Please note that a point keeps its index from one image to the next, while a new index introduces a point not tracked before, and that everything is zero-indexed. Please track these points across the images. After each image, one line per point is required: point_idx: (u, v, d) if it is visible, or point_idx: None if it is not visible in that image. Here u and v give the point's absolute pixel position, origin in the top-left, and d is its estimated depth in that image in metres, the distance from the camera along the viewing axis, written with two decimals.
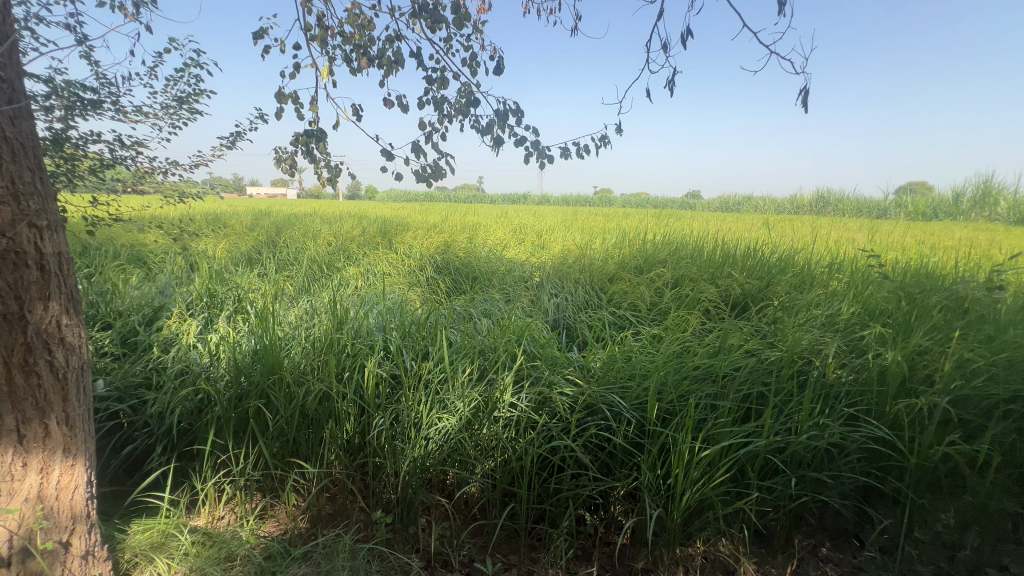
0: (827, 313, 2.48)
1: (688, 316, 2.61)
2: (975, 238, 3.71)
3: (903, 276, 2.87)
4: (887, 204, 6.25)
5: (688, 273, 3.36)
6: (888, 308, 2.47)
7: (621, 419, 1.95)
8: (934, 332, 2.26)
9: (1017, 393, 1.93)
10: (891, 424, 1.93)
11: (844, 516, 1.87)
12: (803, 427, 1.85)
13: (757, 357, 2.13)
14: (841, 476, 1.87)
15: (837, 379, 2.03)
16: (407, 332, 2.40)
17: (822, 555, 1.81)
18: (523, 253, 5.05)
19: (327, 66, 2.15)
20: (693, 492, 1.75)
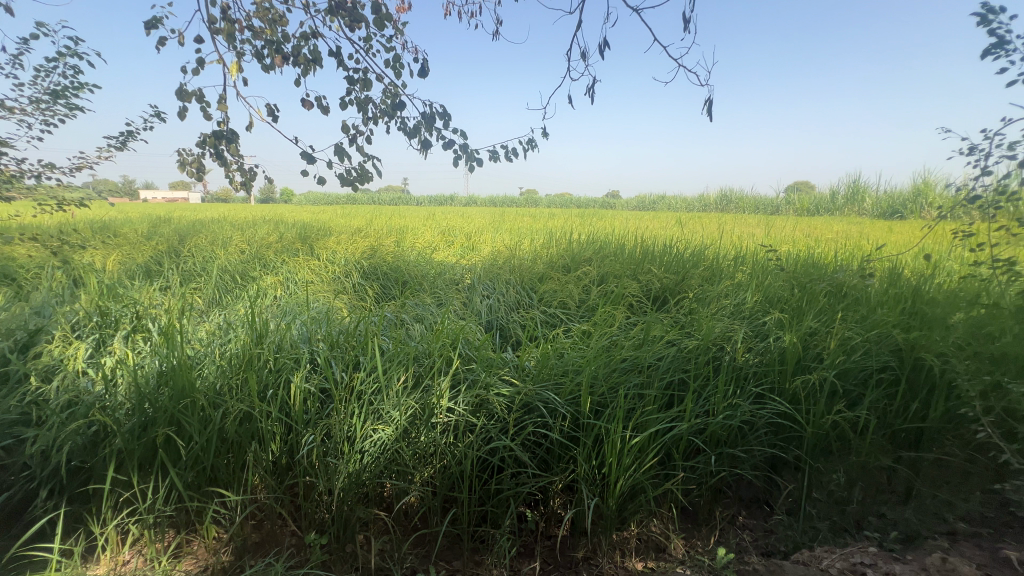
0: (735, 302, 2.73)
1: (614, 311, 2.75)
2: (849, 231, 4.26)
3: (795, 266, 3.23)
4: (779, 202, 7.00)
5: (612, 270, 3.54)
6: (784, 295, 2.77)
7: (557, 414, 2.01)
8: (821, 314, 2.57)
9: (886, 364, 2.25)
10: (791, 399, 2.16)
11: (757, 486, 2.07)
12: (719, 408, 2.02)
13: (677, 346, 2.30)
14: (753, 450, 2.07)
15: (746, 362, 2.24)
16: (336, 342, 2.30)
17: (740, 523, 1.98)
18: (453, 255, 5.03)
19: (238, 63, 2.09)
20: (626, 478, 1.85)
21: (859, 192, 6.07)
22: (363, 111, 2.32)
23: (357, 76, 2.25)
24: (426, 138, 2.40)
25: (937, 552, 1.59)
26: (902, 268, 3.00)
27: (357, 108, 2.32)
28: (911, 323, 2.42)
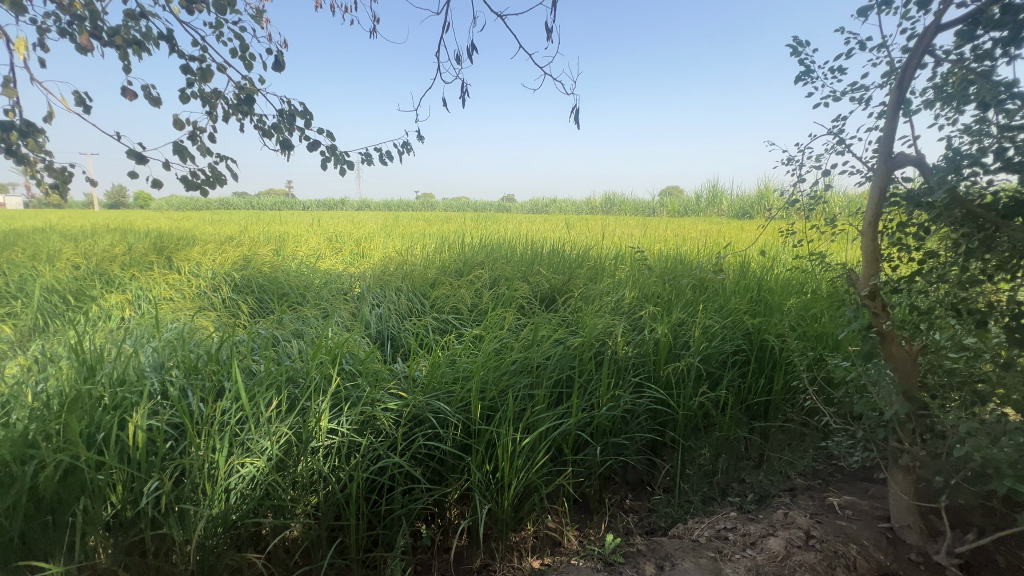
0: (615, 298, 2.91)
1: (505, 313, 2.78)
2: (709, 231, 4.80)
3: (666, 263, 3.55)
4: (654, 204, 7.71)
5: (504, 273, 3.58)
6: (657, 289, 3.02)
7: (448, 424, 1.96)
8: (687, 306, 2.85)
9: (739, 347, 2.55)
10: (664, 385, 2.36)
11: (640, 469, 2.23)
12: (603, 401, 2.13)
13: (563, 345, 2.38)
14: (634, 436, 2.23)
15: (625, 354, 2.39)
16: (192, 368, 2.01)
17: (627, 506, 2.10)
18: (340, 263, 4.73)
19: (24, 39, 1.71)
20: (520, 480, 1.87)
21: (718, 196, 6.87)
22: (209, 105, 2.07)
23: (198, 66, 2.00)
24: (287, 138, 2.22)
25: (783, 508, 1.83)
26: (749, 261, 3.45)
27: (201, 101, 2.05)
28: (757, 309, 2.78)
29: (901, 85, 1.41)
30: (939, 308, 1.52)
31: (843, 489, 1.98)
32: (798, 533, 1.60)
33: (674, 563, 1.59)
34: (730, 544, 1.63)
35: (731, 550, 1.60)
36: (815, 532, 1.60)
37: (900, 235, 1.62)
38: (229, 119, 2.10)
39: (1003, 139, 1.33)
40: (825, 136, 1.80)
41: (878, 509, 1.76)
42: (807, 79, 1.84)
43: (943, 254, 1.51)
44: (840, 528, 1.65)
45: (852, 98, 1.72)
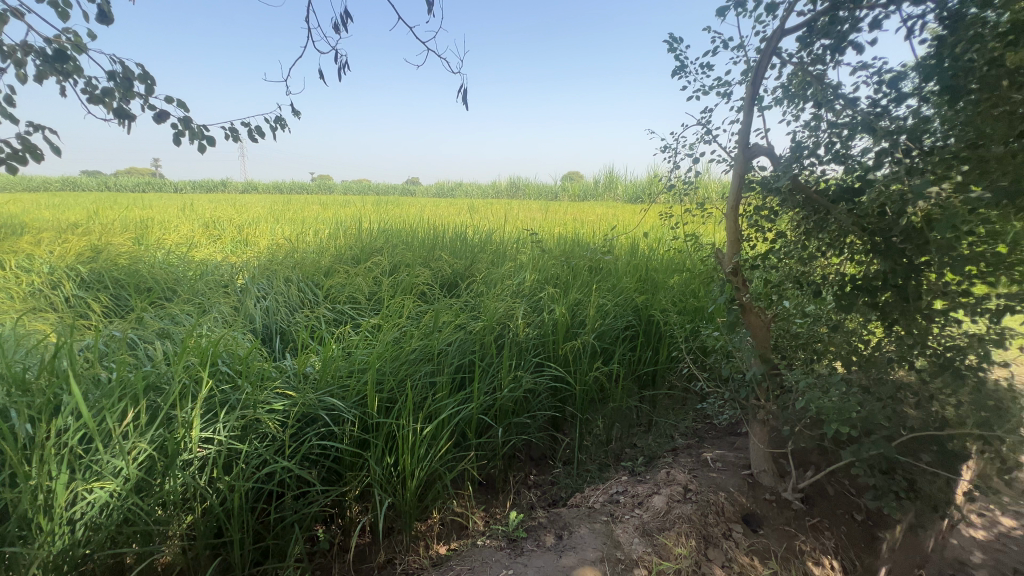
0: (518, 281, 2.93)
1: (404, 300, 2.67)
2: (605, 214, 5.05)
3: (564, 246, 3.66)
4: (556, 188, 7.91)
5: (403, 259, 3.45)
6: (556, 271, 3.10)
7: (343, 420, 1.86)
8: (583, 286, 2.97)
9: (629, 322, 2.72)
10: (563, 363, 2.45)
11: (542, 445, 2.32)
12: (504, 384, 2.16)
13: (465, 329, 2.35)
14: (535, 414, 2.30)
15: (526, 336, 2.42)
16: (17, 382, 1.66)
17: (531, 482, 2.18)
18: (218, 252, 4.22)
19: None
20: (422, 470, 1.84)
21: (614, 181, 7.23)
22: (9, 60, 1.66)
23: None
24: (125, 108, 1.87)
25: (666, 466, 2.01)
26: (638, 243, 3.68)
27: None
28: (644, 287, 2.98)
29: (755, 83, 1.56)
30: (786, 281, 1.75)
31: (715, 443, 2.22)
32: (677, 488, 1.76)
33: (571, 531, 1.67)
34: (621, 506, 1.75)
35: (622, 512, 1.71)
36: (691, 486, 1.78)
37: (756, 217, 1.83)
38: (41, 80, 1.71)
39: (832, 135, 1.54)
40: (697, 126, 1.95)
41: (742, 458, 2.01)
42: (681, 73, 1.96)
43: (789, 233, 1.72)
44: (711, 479, 1.85)
45: (718, 93, 1.87)
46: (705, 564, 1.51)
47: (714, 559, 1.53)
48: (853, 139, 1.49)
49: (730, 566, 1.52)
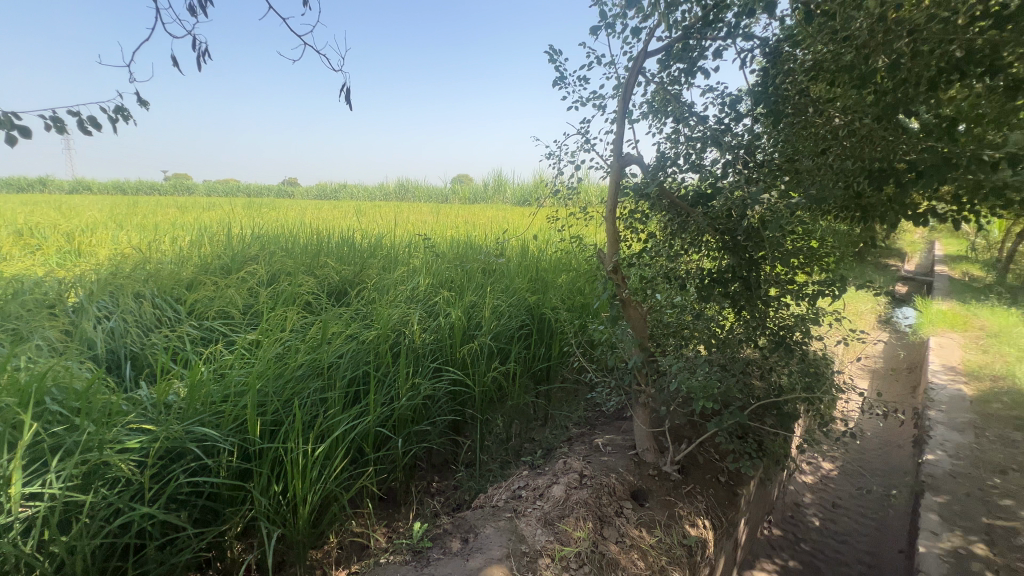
0: (411, 286, 2.86)
1: (286, 312, 2.45)
2: (495, 217, 5.15)
3: (457, 249, 3.66)
4: (446, 191, 7.86)
5: (283, 267, 3.17)
6: (450, 274, 3.08)
7: (219, 451, 1.66)
8: (477, 288, 3.00)
9: (523, 322, 2.82)
10: (461, 367, 2.45)
11: (443, 450, 2.32)
12: (402, 393, 2.10)
13: (357, 339, 2.23)
14: (435, 420, 2.28)
15: (423, 342, 2.38)
16: None
17: (434, 490, 2.15)
18: (38, 265, 3.47)
19: None
20: (316, 493, 1.71)
21: (502, 185, 7.41)
22: None
23: None
24: None
25: (563, 456, 2.11)
26: (528, 245, 3.83)
27: None
28: (536, 287, 3.10)
29: (625, 99, 1.71)
30: (657, 277, 1.95)
31: (605, 429, 2.40)
32: (573, 476, 1.87)
33: (477, 532, 1.67)
34: (523, 501, 1.80)
35: (525, 507, 1.76)
36: (586, 471, 1.90)
37: (631, 220, 2.01)
38: None
39: (689, 147, 1.75)
40: (577, 134, 2.08)
41: (628, 440, 2.19)
42: (562, 83, 2.02)
43: (658, 234, 1.92)
44: (603, 463, 1.99)
45: (595, 104, 2.02)
46: (601, 544, 1.60)
47: (609, 537, 1.63)
48: (705, 151, 1.71)
49: (624, 541, 1.62)
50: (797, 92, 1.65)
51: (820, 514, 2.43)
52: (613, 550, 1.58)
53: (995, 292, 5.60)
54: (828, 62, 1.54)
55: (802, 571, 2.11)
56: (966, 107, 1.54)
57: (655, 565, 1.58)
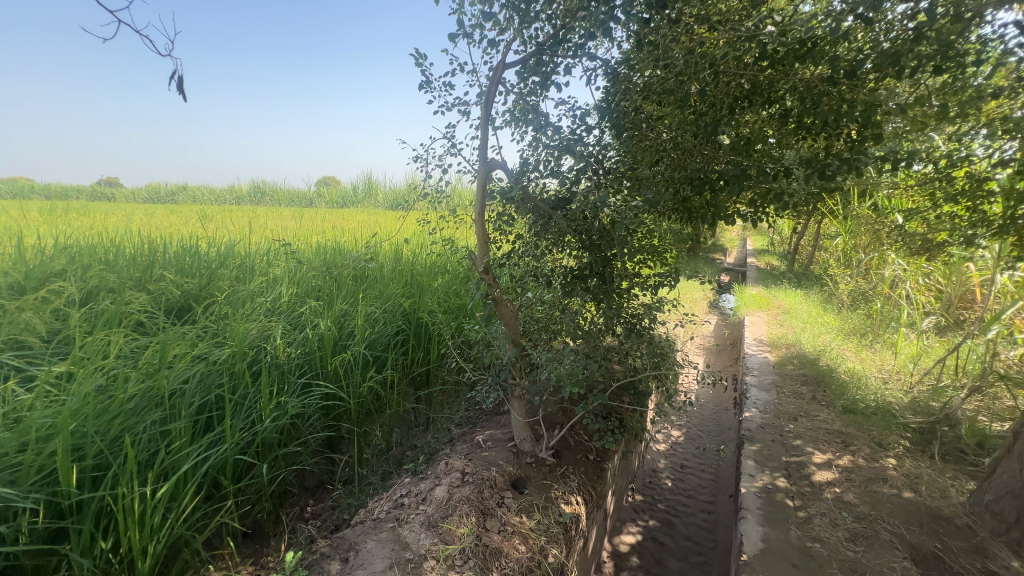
0: (271, 297, 2.60)
1: (109, 335, 2.05)
2: (365, 221, 4.92)
3: (324, 254, 3.41)
4: None
5: (103, 282, 2.58)
6: (317, 282, 2.86)
7: (17, 511, 1.35)
8: (348, 296, 2.85)
9: (399, 327, 2.76)
10: (333, 380, 2.31)
11: (318, 471, 2.18)
12: (265, 414, 1.91)
13: (206, 360, 1.97)
14: (306, 439, 2.12)
15: (288, 357, 2.19)
16: None
17: (308, 514, 2.01)
18: None
19: None
20: (158, 542, 1.47)
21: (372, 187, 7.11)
22: None
23: None
24: None
25: (445, 457, 2.12)
26: (402, 249, 3.73)
27: None
28: (411, 291, 3.06)
29: (487, 106, 1.78)
30: (525, 276, 2.07)
31: (485, 425, 2.47)
32: (455, 475, 1.89)
33: (358, 549, 1.60)
34: (406, 508, 1.77)
35: (408, 514, 1.73)
36: (467, 469, 1.93)
37: (499, 223, 2.10)
38: None
39: (548, 155, 1.88)
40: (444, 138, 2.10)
41: (507, 433, 2.28)
42: (427, 88, 1.82)
43: (524, 235, 2.04)
44: (484, 458, 2.05)
45: (460, 109, 2.06)
46: (484, 536, 1.64)
47: (491, 528, 1.68)
48: (561, 159, 1.86)
49: (505, 529, 1.69)
50: (641, 111, 1.83)
51: (672, 475, 2.81)
52: (496, 540, 1.64)
53: (787, 278, 7.01)
54: (656, 87, 1.81)
55: (659, 527, 2.41)
56: (756, 130, 1.91)
57: (536, 546, 1.67)
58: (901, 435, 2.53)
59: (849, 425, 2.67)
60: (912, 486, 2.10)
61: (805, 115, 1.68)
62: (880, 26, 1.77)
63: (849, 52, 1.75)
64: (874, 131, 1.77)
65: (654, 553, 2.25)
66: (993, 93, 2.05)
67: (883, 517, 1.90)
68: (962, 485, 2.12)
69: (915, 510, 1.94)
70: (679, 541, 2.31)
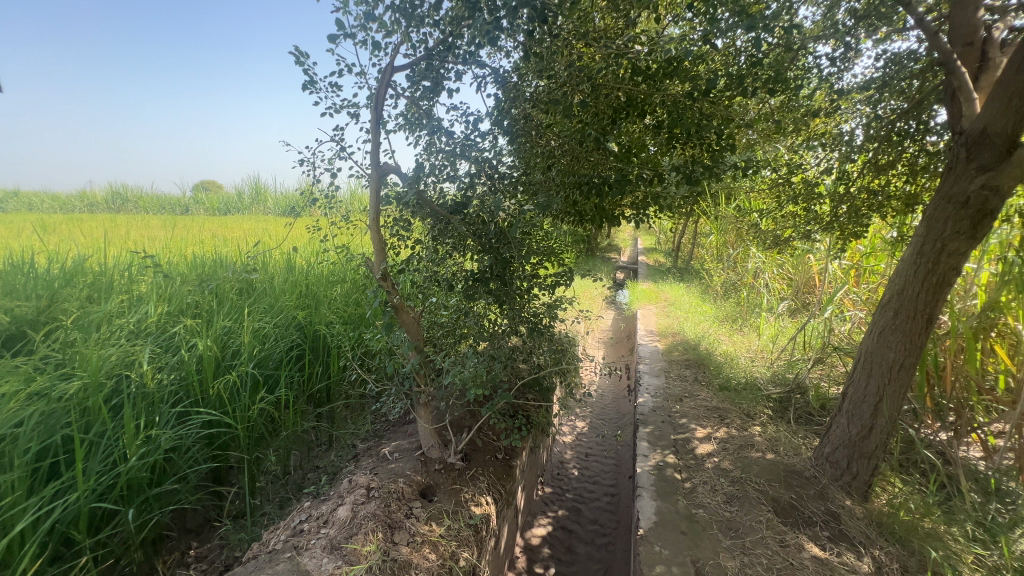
0: (134, 315, 2.25)
1: None
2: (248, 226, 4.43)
3: (201, 266, 3.00)
4: None
5: None
6: (193, 298, 2.52)
7: None
8: (231, 312, 2.57)
9: (293, 342, 2.57)
10: (216, 405, 2.08)
11: (200, 509, 1.96)
12: (130, 452, 1.66)
13: (48, 396, 1.65)
14: (185, 475, 1.89)
15: (159, 384, 1.92)
16: None
17: (190, 558, 1.79)
18: None
19: None
20: None
21: None
22: None
23: None
24: None
25: (348, 475, 2.02)
26: (293, 258, 3.44)
27: None
28: (305, 303, 2.86)
29: (377, 109, 1.71)
30: (426, 282, 2.04)
31: (391, 437, 2.40)
32: (360, 492, 1.81)
33: None
34: (306, 534, 1.65)
35: (309, 540, 1.62)
36: (372, 484, 1.86)
37: (397, 228, 2.04)
38: None
39: (442, 161, 1.86)
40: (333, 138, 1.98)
41: (414, 442, 2.23)
42: (311, 88, 1.67)
43: (423, 240, 2.01)
44: (390, 471, 1.98)
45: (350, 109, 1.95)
46: (392, 550, 1.59)
47: (400, 541, 1.63)
48: (457, 164, 1.86)
49: (415, 540, 1.65)
50: (531, 119, 1.91)
51: (578, 464, 2.96)
52: (405, 552, 1.60)
53: (672, 273, 7.73)
54: (543, 96, 1.90)
55: (568, 515, 2.53)
56: (635, 139, 2.09)
57: (447, 552, 1.65)
58: (764, 405, 2.92)
59: (724, 400, 3.03)
60: (773, 448, 2.44)
61: (673, 126, 1.88)
62: (731, 51, 2.02)
63: (707, 72, 1.98)
64: (728, 144, 2.03)
65: (564, 541, 2.35)
66: (817, 112, 2.45)
67: (751, 478, 2.18)
68: (810, 443, 2.50)
69: (775, 468, 2.26)
70: (586, 526, 2.45)
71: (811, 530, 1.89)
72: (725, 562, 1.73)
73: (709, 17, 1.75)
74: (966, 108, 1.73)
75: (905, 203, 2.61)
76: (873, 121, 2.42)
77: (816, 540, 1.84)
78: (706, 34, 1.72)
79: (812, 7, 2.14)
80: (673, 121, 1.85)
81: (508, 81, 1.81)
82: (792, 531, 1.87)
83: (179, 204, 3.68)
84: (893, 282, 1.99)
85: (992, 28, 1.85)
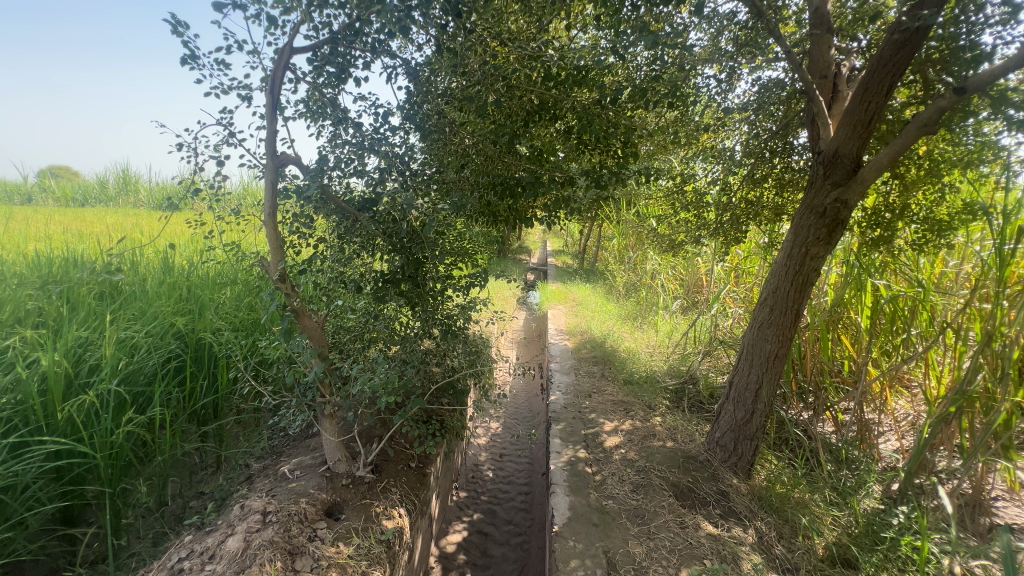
0: None
1: None
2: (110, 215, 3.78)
3: (45, 265, 2.49)
4: None
5: None
6: (35, 304, 2.07)
7: None
8: (89, 319, 2.17)
9: (170, 354, 2.23)
10: (67, 432, 1.74)
11: (44, 558, 1.63)
12: None
13: None
14: (22, 519, 1.56)
15: None
16: None
17: None
18: None
19: None
20: None
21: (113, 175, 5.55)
22: None
23: None
24: None
25: (240, 500, 1.81)
26: (171, 256, 3.00)
27: None
28: (185, 307, 2.50)
29: (272, 93, 1.53)
30: (331, 283, 1.89)
31: (291, 453, 2.20)
32: (254, 518, 1.62)
33: None
34: (187, 573, 1.44)
35: None
36: (269, 507, 1.68)
37: (296, 226, 1.86)
38: None
39: (347, 154, 1.71)
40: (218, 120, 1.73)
41: (318, 457, 2.07)
42: (192, 63, 1.46)
43: (327, 239, 1.85)
44: (290, 491, 1.81)
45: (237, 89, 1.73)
46: None
47: (303, 568, 1.49)
48: (365, 158, 1.72)
49: (320, 564, 1.52)
50: (444, 115, 1.85)
51: (492, 466, 2.95)
52: None
53: (580, 274, 8.05)
54: (457, 93, 1.85)
55: (483, 518, 2.51)
56: (547, 143, 2.12)
57: (356, 573, 1.55)
58: (663, 396, 3.15)
59: (628, 394, 3.22)
60: (671, 436, 2.63)
61: (584, 130, 1.94)
62: (633, 65, 2.15)
63: (614, 83, 2.08)
64: (632, 152, 2.14)
65: (479, 545, 2.33)
66: (706, 128, 2.69)
67: (654, 466, 2.34)
68: (702, 429, 2.74)
69: (674, 455, 2.43)
70: (501, 527, 2.45)
71: (705, 509, 2.07)
72: (633, 549, 1.82)
73: (615, 30, 1.84)
74: (824, 132, 1.99)
75: (775, 213, 2.99)
76: (751, 139, 2.71)
77: (709, 518, 2.02)
78: (612, 46, 1.81)
79: (703, 32, 2.32)
80: (583, 127, 1.91)
81: (420, 75, 1.74)
82: (690, 513, 2.03)
83: (19, 191, 3.08)
84: (769, 282, 2.23)
85: (840, 65, 2.17)
